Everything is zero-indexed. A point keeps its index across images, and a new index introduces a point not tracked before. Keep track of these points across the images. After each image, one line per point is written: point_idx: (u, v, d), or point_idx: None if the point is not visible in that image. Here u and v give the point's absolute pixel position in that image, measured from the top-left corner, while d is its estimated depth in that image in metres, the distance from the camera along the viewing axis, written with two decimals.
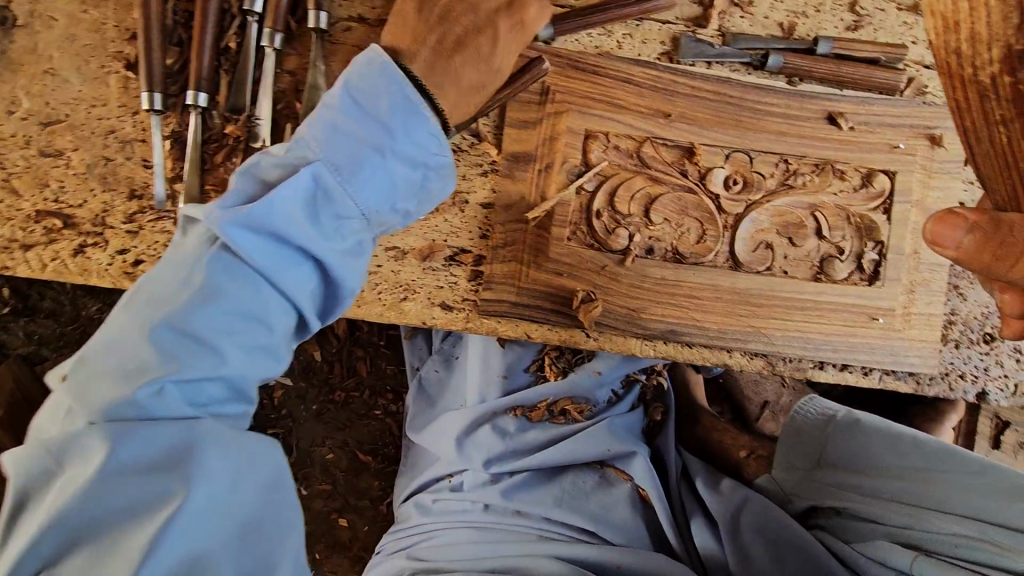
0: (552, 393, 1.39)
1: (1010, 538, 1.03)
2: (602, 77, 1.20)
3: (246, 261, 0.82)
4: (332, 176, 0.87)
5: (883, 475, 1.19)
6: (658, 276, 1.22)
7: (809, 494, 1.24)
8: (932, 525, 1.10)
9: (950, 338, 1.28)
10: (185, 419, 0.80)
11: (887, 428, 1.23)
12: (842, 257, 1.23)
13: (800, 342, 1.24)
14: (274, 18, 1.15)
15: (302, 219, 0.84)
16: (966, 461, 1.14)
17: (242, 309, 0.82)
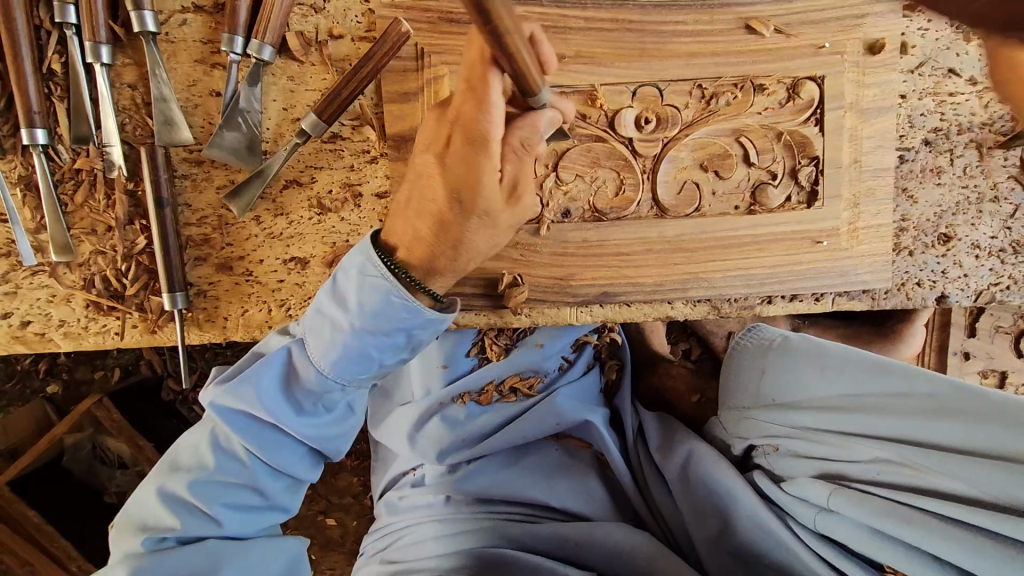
0: (497, 374, 1.34)
1: (928, 459, 0.87)
2: None
3: (287, 439, 0.95)
4: (352, 345, 0.88)
5: (812, 406, 1.06)
6: (580, 239, 1.13)
7: (746, 433, 1.18)
8: (856, 453, 0.96)
9: (902, 247, 1.19)
10: (233, 521, 0.93)
11: (817, 350, 1.10)
12: (775, 181, 1.13)
13: (743, 280, 1.16)
14: (93, 28, 1.00)
15: (322, 381, 0.91)
16: (899, 374, 0.95)
17: (280, 452, 0.94)
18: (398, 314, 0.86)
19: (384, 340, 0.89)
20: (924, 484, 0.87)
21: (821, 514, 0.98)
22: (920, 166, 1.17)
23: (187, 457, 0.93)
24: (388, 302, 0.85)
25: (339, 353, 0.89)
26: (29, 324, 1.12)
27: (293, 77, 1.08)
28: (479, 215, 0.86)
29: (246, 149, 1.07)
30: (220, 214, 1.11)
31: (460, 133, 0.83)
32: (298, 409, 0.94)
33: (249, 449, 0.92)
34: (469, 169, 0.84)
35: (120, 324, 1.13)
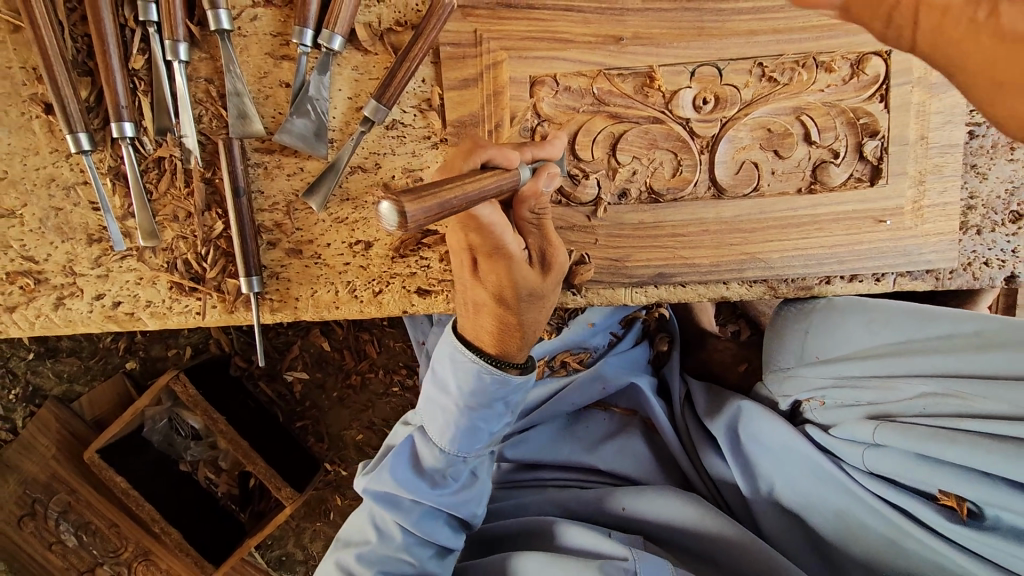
0: (549, 352, 1.41)
1: (972, 386, 0.96)
2: (540, 13, 1.06)
3: (470, 484, 1.16)
4: (502, 411, 1.10)
5: (859, 358, 1.12)
6: (636, 221, 1.14)
7: (790, 390, 1.21)
8: (900, 392, 1.04)
9: (969, 225, 1.17)
10: (444, 538, 1.16)
11: (861, 305, 1.15)
12: (838, 160, 1.11)
13: (801, 261, 1.15)
14: (172, 27, 1.05)
15: (484, 440, 1.12)
16: (935, 322, 1.06)
17: (471, 488, 1.16)
18: (490, 390, 1.05)
19: (520, 395, 1.11)
20: (973, 411, 0.95)
21: (869, 452, 1.04)
22: (992, 142, 1.13)
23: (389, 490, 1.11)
24: (482, 381, 1.04)
25: (491, 422, 1.10)
26: (120, 304, 1.21)
27: (358, 66, 1.13)
28: (529, 301, 1.03)
29: (313, 135, 1.12)
30: (291, 200, 1.17)
31: (490, 255, 0.97)
32: (468, 470, 1.15)
33: (444, 493, 1.13)
34: (546, 245, 1.05)
35: (201, 305, 1.21)
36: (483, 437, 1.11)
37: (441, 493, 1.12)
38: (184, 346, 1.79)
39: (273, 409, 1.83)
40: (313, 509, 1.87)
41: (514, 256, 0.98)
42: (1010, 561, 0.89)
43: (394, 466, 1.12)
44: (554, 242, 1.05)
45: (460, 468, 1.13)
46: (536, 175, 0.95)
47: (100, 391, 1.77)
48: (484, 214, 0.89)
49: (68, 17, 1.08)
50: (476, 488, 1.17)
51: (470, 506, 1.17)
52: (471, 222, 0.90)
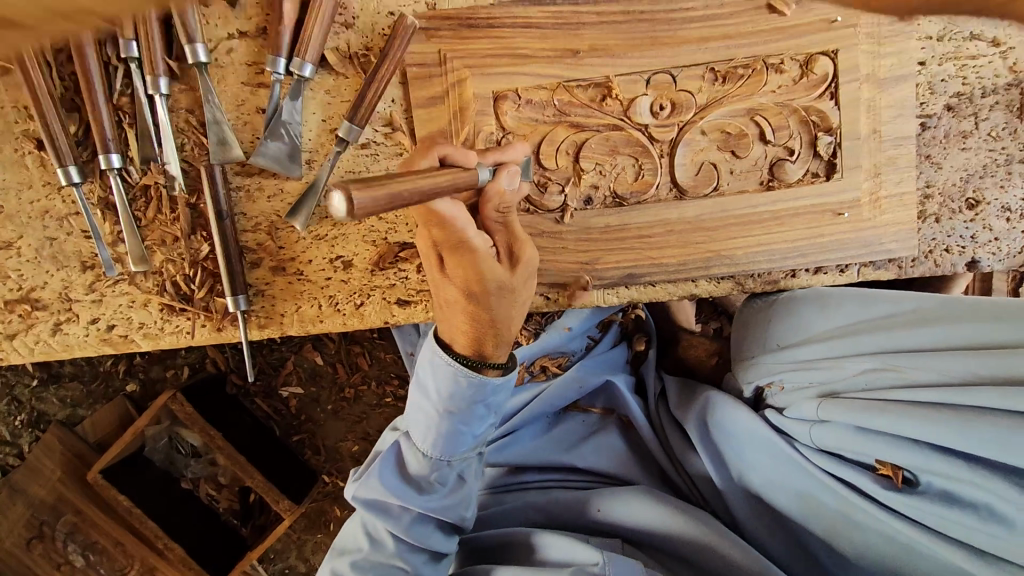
0: (528, 357, 1.47)
1: (910, 361, 1.04)
2: (500, 31, 1.12)
3: (458, 486, 1.21)
4: (483, 415, 1.15)
5: (812, 341, 1.17)
6: (602, 225, 1.18)
7: (752, 377, 1.25)
8: (847, 368, 1.11)
9: (928, 214, 1.20)
10: (435, 544, 1.21)
11: (814, 293, 1.21)
12: (793, 157, 1.15)
13: (764, 256, 1.19)
14: (152, 63, 1.11)
15: (468, 443, 1.17)
16: (883, 302, 1.14)
17: (458, 491, 1.21)
18: (468, 394, 1.10)
19: (500, 399, 1.15)
20: (910, 382, 1.03)
21: (815, 429, 1.10)
22: (943, 132, 1.17)
23: (379, 497, 1.18)
24: (459, 384, 1.09)
25: (474, 426, 1.15)
26: (114, 327, 1.27)
27: (330, 90, 1.18)
28: (497, 295, 1.05)
29: (288, 158, 1.18)
30: (273, 220, 1.23)
31: (454, 250, 0.99)
32: (455, 474, 1.20)
33: (431, 498, 1.18)
34: (513, 240, 1.08)
35: (191, 324, 1.26)
36: (467, 441, 1.16)
37: (428, 498, 1.18)
38: (181, 366, 1.85)
39: (270, 424, 1.87)
40: (313, 521, 1.91)
41: (480, 248, 0.99)
42: (943, 523, 0.95)
43: (384, 474, 1.18)
44: (521, 238, 1.08)
45: (446, 472, 1.18)
46: (496, 176, 1.01)
47: (102, 414, 1.83)
48: (444, 208, 0.92)
49: (55, 58, 1.15)
50: (465, 491, 1.22)
51: (459, 509, 1.22)
52: (433, 215, 0.94)
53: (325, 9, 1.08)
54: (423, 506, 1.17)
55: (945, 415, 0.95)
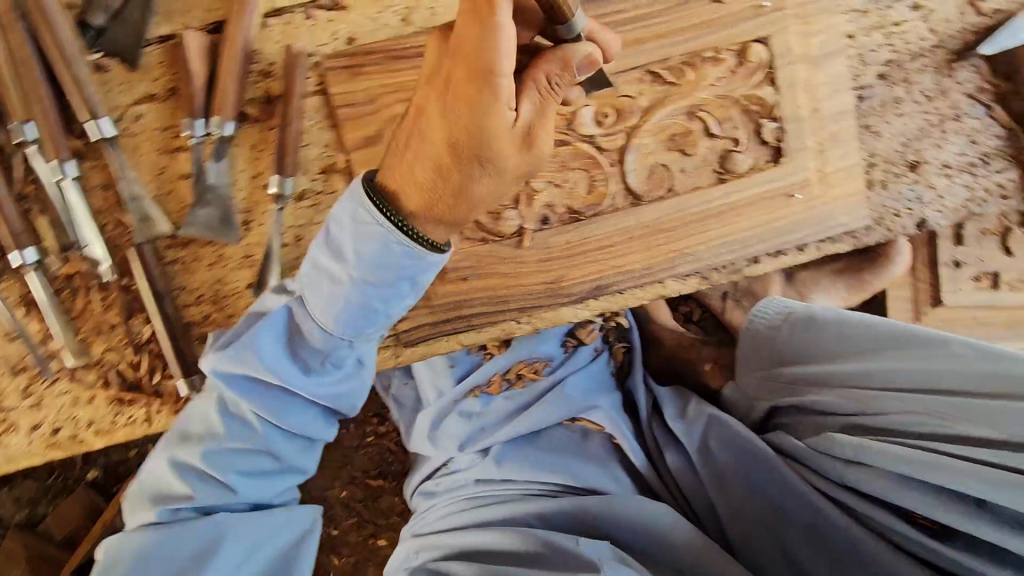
0: (501, 365, 1.48)
1: (951, 410, 0.93)
2: (426, 59, 1.07)
3: (284, 360, 1.01)
4: (345, 285, 0.96)
5: (817, 365, 1.15)
6: (563, 242, 1.15)
7: (772, 395, 1.25)
8: (878, 405, 1.03)
9: (874, 181, 1.22)
10: (243, 484, 1.05)
11: (840, 316, 1.14)
12: (740, 147, 1.14)
13: (724, 247, 1.20)
14: (55, 147, 1.01)
15: (326, 339, 0.99)
16: (919, 336, 1.00)
17: (278, 378, 1.00)
18: (399, 263, 0.94)
19: (379, 301, 0.98)
20: (948, 432, 0.93)
21: (848, 468, 1.05)
22: (879, 100, 1.19)
23: (204, 408, 1.03)
24: (388, 251, 0.93)
25: (336, 313, 0.97)
26: (59, 430, 1.15)
27: (256, 143, 1.10)
28: (480, 165, 0.92)
29: (219, 223, 1.09)
30: (216, 287, 1.14)
31: (397, 141, 0.95)
32: (303, 367, 1.02)
33: (251, 395, 1.02)
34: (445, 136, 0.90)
35: (146, 412, 1.16)
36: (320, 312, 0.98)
37: (252, 397, 1.02)
38: (145, 442, 1.74)
39: None
40: None
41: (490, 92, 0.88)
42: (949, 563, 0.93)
43: (211, 359, 1.02)
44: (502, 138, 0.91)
45: (275, 338, 1.00)
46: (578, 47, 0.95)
47: (64, 508, 1.69)
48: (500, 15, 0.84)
49: None
50: (306, 393, 1.02)
51: (297, 438, 1.08)
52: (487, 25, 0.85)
53: (236, 63, 1.03)
54: (243, 392, 1.02)
55: (981, 487, 0.85)
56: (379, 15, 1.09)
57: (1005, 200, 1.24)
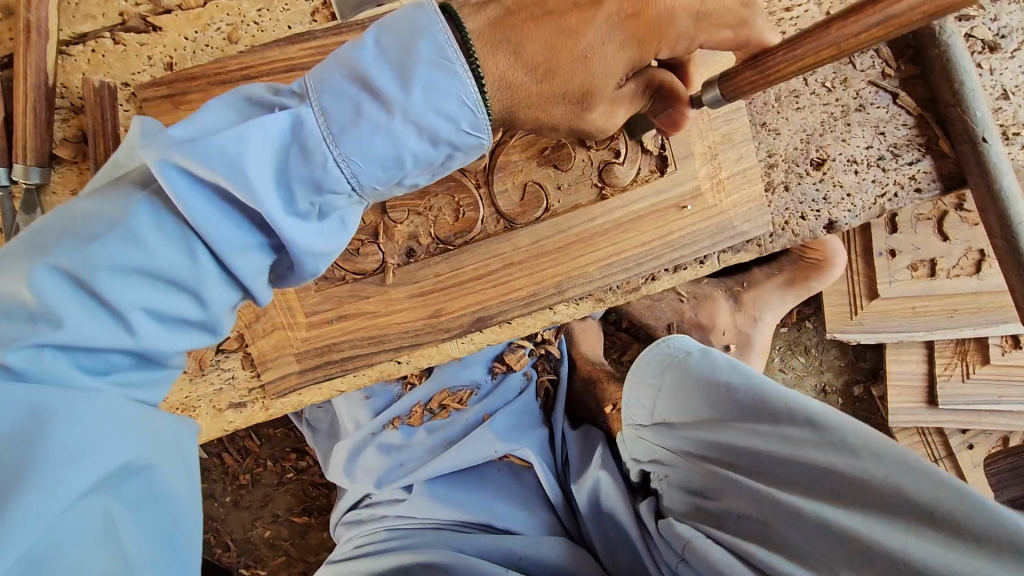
0: (423, 396, 1.41)
1: (787, 522, 0.82)
2: (254, 83, 0.95)
3: (252, 175, 0.63)
4: (377, 114, 0.65)
5: (695, 424, 1.02)
6: (432, 276, 1.04)
7: (640, 455, 1.14)
8: (726, 497, 0.92)
9: (776, 184, 1.11)
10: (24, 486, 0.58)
11: (714, 373, 1.00)
12: (620, 158, 1.03)
13: (619, 267, 1.08)
14: None
15: (335, 171, 0.66)
16: (781, 418, 0.88)
17: (235, 189, 0.63)
18: (433, 56, 0.66)
19: (403, 145, 0.67)
20: (777, 541, 0.83)
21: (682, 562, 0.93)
22: (773, 96, 1.09)
23: (65, 226, 0.64)
24: (418, 34, 0.66)
25: (341, 158, 0.65)
26: None
27: (76, 188, 0.98)
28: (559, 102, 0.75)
29: None
30: None
31: (497, 30, 0.70)
32: (285, 199, 0.66)
33: (154, 234, 0.64)
34: (554, 75, 0.72)
35: None
36: (313, 128, 0.65)
37: (144, 237, 0.63)
38: None
39: None
40: None
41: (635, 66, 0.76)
42: None
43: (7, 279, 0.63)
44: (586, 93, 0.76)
45: (238, 145, 0.62)
46: None
47: None
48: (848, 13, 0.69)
49: None
50: (279, 214, 0.65)
51: (180, 293, 0.67)
52: (633, 43, 0.73)
53: (31, 100, 0.90)
54: (184, 199, 0.63)
55: None
56: (199, 35, 0.96)
57: (920, 194, 1.13)
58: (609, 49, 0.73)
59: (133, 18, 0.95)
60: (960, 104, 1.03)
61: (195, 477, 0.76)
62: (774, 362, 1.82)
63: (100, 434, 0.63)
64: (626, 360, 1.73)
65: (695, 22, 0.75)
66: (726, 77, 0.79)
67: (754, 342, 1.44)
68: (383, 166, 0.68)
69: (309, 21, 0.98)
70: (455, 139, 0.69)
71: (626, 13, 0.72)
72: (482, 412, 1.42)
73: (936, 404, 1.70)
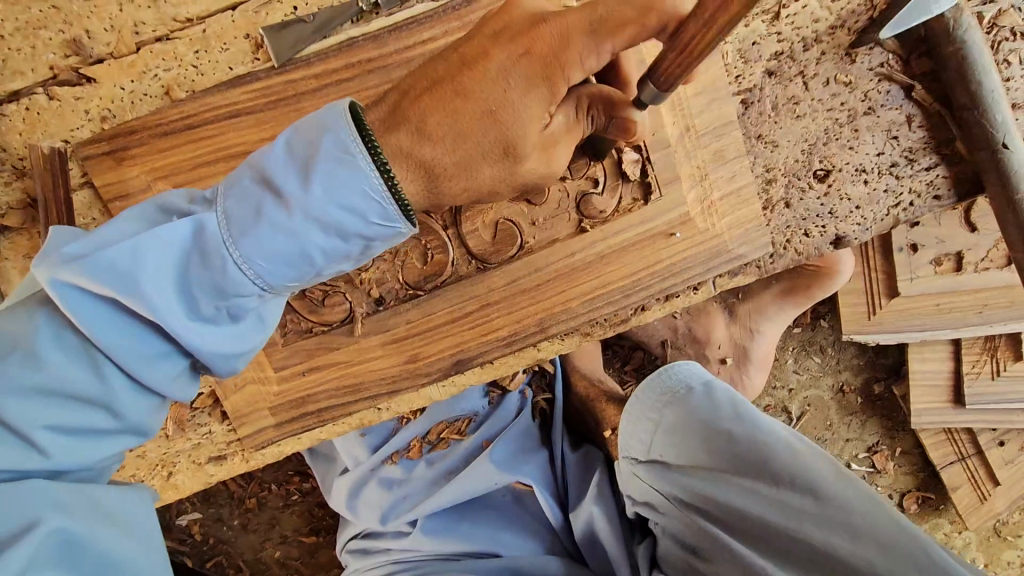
0: (420, 429, 1.36)
1: None
2: (197, 133, 0.89)
3: (146, 290, 0.67)
4: (277, 214, 0.67)
5: (690, 470, 1.00)
6: (404, 323, 0.99)
7: (632, 492, 1.14)
8: (714, 551, 0.95)
9: (775, 201, 1.01)
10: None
11: (720, 428, 0.98)
12: (599, 188, 0.96)
13: (605, 300, 0.99)
14: None
15: (233, 273, 0.68)
16: (797, 484, 0.89)
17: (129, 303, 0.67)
18: (324, 153, 0.66)
19: (308, 241, 0.68)
20: None
21: None
22: (769, 104, 0.99)
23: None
24: (316, 130, 0.67)
25: (243, 260, 0.68)
26: None
27: (30, 252, 0.95)
28: (466, 160, 0.72)
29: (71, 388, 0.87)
30: None
31: (397, 110, 0.72)
32: (189, 304, 0.70)
33: (55, 354, 0.68)
34: (464, 141, 0.71)
35: None
36: (215, 232, 0.68)
37: (48, 358, 0.68)
38: None
39: (179, 558, 1.70)
40: None
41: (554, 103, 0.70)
42: None
43: None
44: (494, 143, 0.71)
45: (130, 261, 0.66)
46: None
47: None
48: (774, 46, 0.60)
49: None
50: (181, 320, 0.69)
51: (94, 408, 0.71)
52: (538, 81, 0.69)
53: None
54: (82, 313, 0.67)
55: None
56: (135, 84, 0.91)
57: (938, 202, 1.01)
58: (508, 98, 0.69)
59: (63, 71, 0.91)
60: (977, 107, 0.92)
61: (155, 542, 0.78)
62: (786, 364, 1.74)
63: (30, 516, 0.67)
64: (628, 368, 1.62)
65: (595, 35, 0.66)
66: (654, 68, 0.68)
67: (752, 354, 1.45)
68: (281, 261, 0.69)
69: (251, 60, 0.91)
70: (359, 232, 0.69)
71: (518, 53, 0.69)
72: (483, 439, 1.36)
73: (962, 404, 1.60)
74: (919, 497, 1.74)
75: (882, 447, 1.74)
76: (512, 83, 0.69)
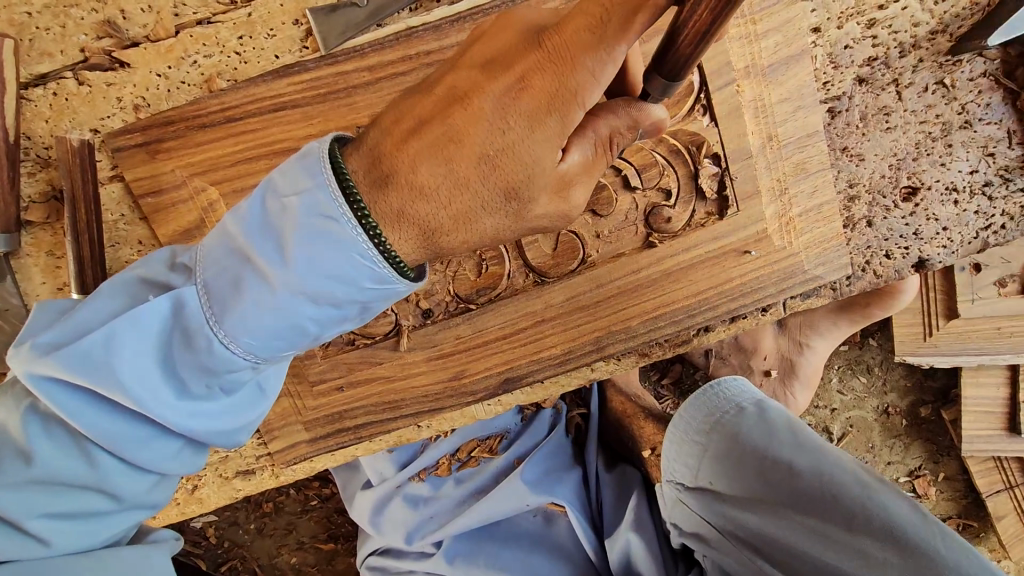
0: (449, 447, 1.28)
1: None
2: (238, 127, 0.82)
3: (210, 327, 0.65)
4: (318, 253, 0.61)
5: (745, 503, 0.92)
6: (452, 338, 0.92)
7: (677, 518, 1.06)
8: None
9: (856, 219, 0.93)
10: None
11: (782, 459, 0.89)
12: (670, 201, 0.89)
13: (668, 321, 0.91)
14: None
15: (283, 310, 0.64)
16: (869, 527, 0.82)
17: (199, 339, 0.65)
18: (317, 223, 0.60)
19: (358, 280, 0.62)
20: None
21: None
22: (858, 114, 0.91)
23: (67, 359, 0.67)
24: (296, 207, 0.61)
25: (293, 289, 0.62)
26: None
27: (52, 250, 0.88)
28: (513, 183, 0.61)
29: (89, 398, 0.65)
30: None
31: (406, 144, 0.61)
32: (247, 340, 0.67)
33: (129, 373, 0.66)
34: (500, 163, 0.60)
35: None
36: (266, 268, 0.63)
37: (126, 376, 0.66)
38: None
39: (193, 560, 1.65)
40: None
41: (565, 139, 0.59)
42: None
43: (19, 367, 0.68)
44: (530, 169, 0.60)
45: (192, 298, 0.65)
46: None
47: None
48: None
49: None
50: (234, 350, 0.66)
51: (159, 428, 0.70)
52: (541, 119, 0.58)
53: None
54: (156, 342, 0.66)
55: None
56: (172, 70, 0.84)
57: None
58: (514, 140, 0.59)
59: (95, 54, 0.84)
60: None
61: None
62: (829, 383, 1.66)
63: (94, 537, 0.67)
64: (667, 382, 1.54)
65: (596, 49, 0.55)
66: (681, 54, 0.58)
67: (799, 371, 1.38)
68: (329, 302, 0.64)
69: (298, 49, 0.84)
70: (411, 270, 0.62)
71: (513, 89, 0.58)
72: (514, 459, 1.29)
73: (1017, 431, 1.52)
74: (960, 524, 1.67)
75: (925, 471, 1.67)
76: (473, 145, 0.60)
